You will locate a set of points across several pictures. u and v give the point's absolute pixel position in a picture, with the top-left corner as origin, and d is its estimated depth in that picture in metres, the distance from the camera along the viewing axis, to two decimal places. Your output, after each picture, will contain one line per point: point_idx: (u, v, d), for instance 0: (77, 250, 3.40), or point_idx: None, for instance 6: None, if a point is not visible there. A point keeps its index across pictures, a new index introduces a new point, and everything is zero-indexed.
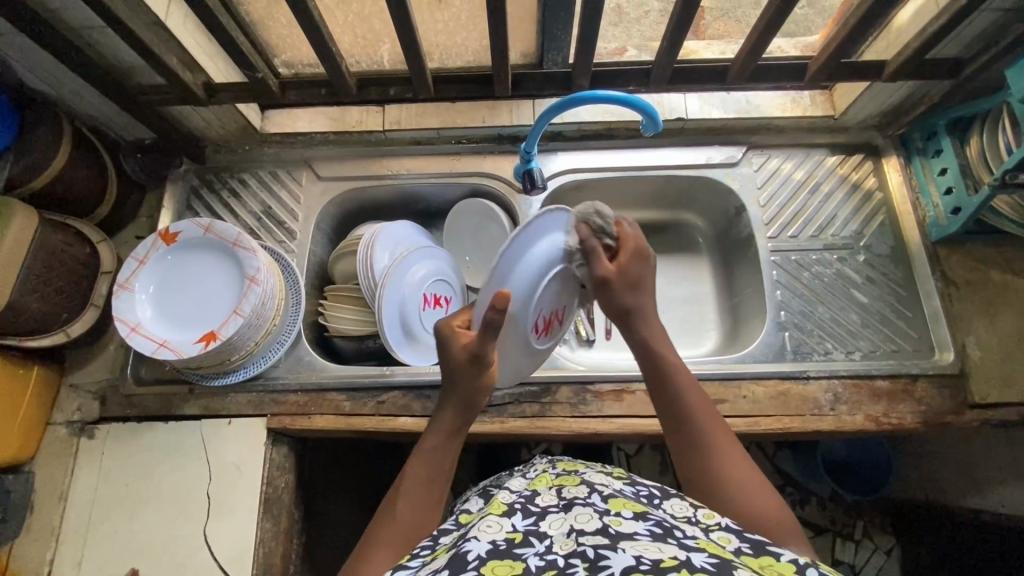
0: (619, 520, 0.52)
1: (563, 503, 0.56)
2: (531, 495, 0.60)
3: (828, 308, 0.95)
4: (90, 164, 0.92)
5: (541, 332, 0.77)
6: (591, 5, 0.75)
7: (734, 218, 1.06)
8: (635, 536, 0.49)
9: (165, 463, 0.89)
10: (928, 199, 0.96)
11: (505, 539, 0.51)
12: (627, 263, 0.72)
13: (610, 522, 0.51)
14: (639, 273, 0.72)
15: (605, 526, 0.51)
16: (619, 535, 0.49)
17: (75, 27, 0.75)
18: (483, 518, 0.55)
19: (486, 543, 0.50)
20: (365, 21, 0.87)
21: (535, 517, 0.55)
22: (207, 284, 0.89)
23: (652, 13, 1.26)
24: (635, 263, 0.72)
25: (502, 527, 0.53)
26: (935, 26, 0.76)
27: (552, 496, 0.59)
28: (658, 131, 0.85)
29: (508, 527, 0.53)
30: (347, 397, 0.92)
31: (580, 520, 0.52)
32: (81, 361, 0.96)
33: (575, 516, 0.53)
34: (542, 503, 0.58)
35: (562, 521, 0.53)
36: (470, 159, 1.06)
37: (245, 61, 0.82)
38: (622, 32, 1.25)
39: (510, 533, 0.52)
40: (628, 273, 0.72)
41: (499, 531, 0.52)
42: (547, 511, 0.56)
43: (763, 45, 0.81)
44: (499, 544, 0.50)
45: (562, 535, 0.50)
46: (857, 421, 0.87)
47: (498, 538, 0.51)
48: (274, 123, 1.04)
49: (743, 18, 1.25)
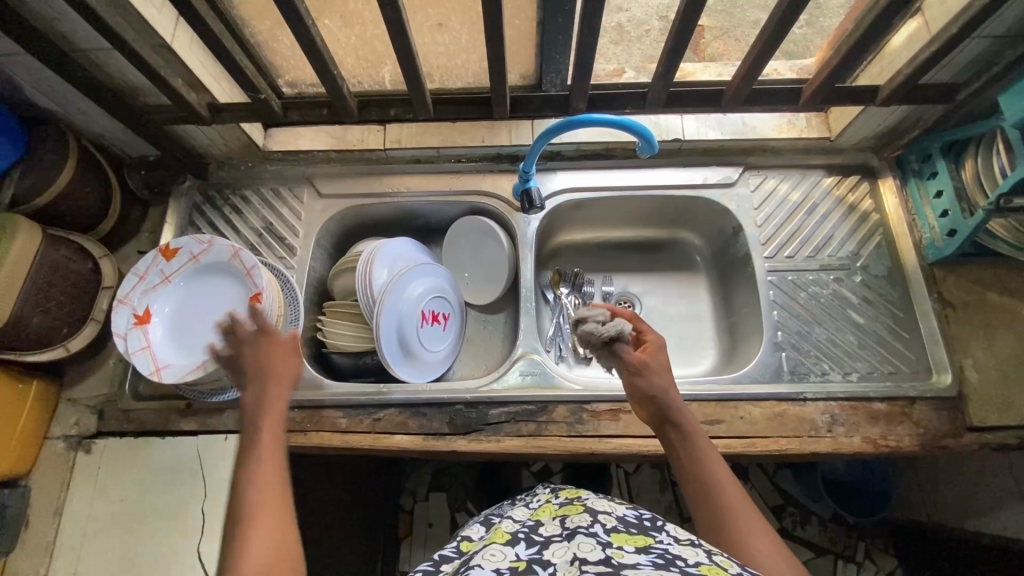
0: (621, 552, 0.51)
1: (567, 532, 0.56)
2: (534, 524, 0.60)
3: (825, 328, 0.95)
4: (95, 182, 0.93)
5: (433, 324, 1.02)
6: (588, 32, 0.76)
7: (732, 238, 1.06)
8: (638, 565, 0.49)
9: (161, 478, 0.89)
10: (923, 221, 0.97)
11: (508, 567, 0.52)
12: (654, 352, 0.76)
13: (613, 553, 0.51)
14: (666, 362, 0.75)
15: (607, 557, 0.50)
16: (621, 565, 0.49)
17: (82, 49, 0.77)
18: (488, 548, 0.56)
19: (490, 570, 0.51)
20: (367, 44, 0.89)
21: (538, 546, 0.55)
22: (210, 304, 0.90)
23: (653, 32, 1.28)
24: (661, 353, 0.76)
25: (506, 556, 0.53)
26: (925, 55, 0.77)
27: (555, 525, 0.59)
28: (654, 153, 0.86)
29: (511, 556, 0.54)
30: (344, 414, 0.92)
31: (583, 549, 0.52)
32: (80, 375, 0.97)
33: (578, 545, 0.53)
34: (545, 532, 0.58)
35: (565, 550, 0.53)
36: (469, 178, 1.07)
37: (248, 82, 0.84)
38: (623, 51, 1.28)
39: (513, 562, 0.52)
40: (654, 359, 0.75)
41: (503, 559, 0.53)
42: (550, 540, 0.56)
43: (758, 70, 0.82)
44: (503, 572, 0.51)
45: (566, 563, 0.51)
46: (855, 444, 0.86)
47: (502, 565, 0.52)
48: (277, 141, 1.06)
49: (742, 38, 1.27)
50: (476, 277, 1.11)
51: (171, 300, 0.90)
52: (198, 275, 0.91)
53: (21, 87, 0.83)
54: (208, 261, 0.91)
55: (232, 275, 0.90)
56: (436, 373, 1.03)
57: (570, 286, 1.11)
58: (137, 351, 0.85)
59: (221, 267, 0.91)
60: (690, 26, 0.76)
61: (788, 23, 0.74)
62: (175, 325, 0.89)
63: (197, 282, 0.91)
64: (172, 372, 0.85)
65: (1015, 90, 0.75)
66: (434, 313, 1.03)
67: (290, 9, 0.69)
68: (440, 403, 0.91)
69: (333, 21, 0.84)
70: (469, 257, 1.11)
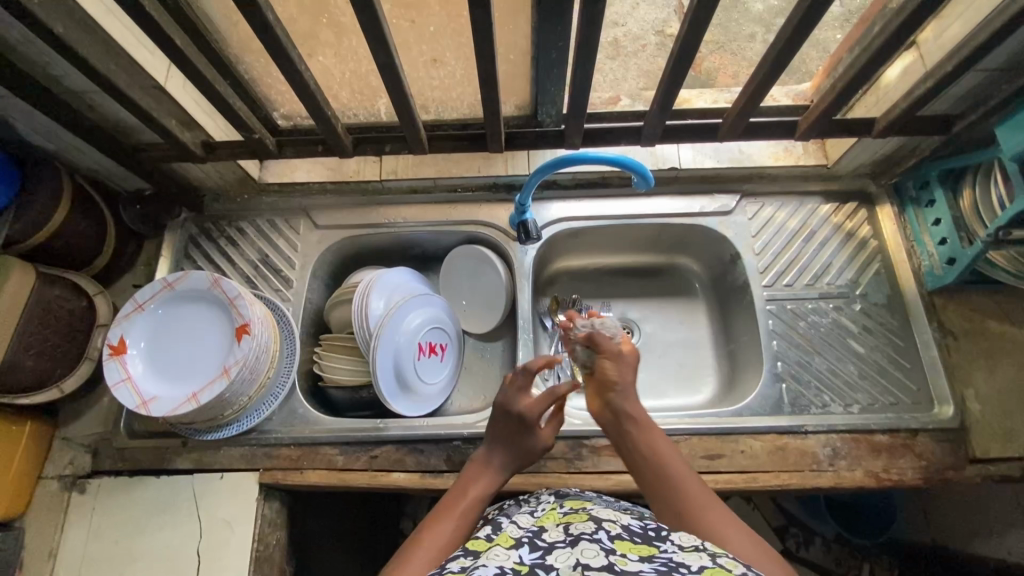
0: (624, 560, 0.52)
1: (570, 539, 0.57)
2: (537, 531, 0.61)
3: (825, 358, 0.94)
4: (89, 218, 0.93)
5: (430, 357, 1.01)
6: (583, 71, 0.77)
7: (730, 265, 1.06)
8: (641, 572, 0.50)
9: (157, 518, 0.88)
10: (922, 248, 0.96)
11: (511, 568, 0.53)
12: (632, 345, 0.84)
13: (616, 561, 0.52)
14: (631, 379, 0.79)
15: (610, 564, 0.51)
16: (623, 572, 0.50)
17: (76, 92, 0.77)
18: (490, 551, 0.57)
19: (493, 569, 0.53)
20: (362, 78, 0.88)
21: (541, 551, 0.56)
22: (198, 337, 0.88)
23: (649, 47, 1.31)
24: (625, 373, 0.80)
25: (509, 557, 0.55)
26: (922, 89, 0.76)
27: (558, 533, 0.60)
28: (651, 187, 0.87)
29: (514, 558, 0.55)
30: (340, 451, 0.91)
31: (586, 555, 0.53)
32: (75, 414, 0.96)
33: (581, 551, 0.54)
34: (548, 538, 0.59)
35: (567, 556, 0.54)
36: (466, 208, 1.07)
37: (242, 122, 0.83)
38: (620, 65, 1.30)
39: (516, 564, 0.54)
40: (615, 358, 0.81)
41: (506, 560, 0.54)
42: (553, 545, 0.57)
43: (754, 106, 0.82)
44: (506, 571, 0.52)
45: (568, 567, 0.51)
46: (857, 477, 0.86)
47: (505, 565, 0.53)
48: (273, 173, 1.06)
49: (738, 54, 1.28)
50: (479, 305, 1.09)
51: (153, 329, 0.89)
52: (174, 303, 0.90)
53: (14, 128, 0.83)
54: (199, 289, 0.89)
55: (220, 307, 0.89)
56: (434, 404, 1.01)
57: (569, 313, 1.10)
58: (118, 383, 0.83)
59: (203, 296, 0.90)
60: (684, 65, 0.75)
61: (782, 63, 0.74)
62: (158, 358, 0.87)
63: (185, 313, 0.90)
64: (158, 405, 0.83)
65: (1013, 122, 0.74)
66: (429, 346, 1.01)
67: (282, 55, 0.68)
68: (438, 440, 0.90)
69: (326, 57, 0.84)
70: (467, 285, 1.10)
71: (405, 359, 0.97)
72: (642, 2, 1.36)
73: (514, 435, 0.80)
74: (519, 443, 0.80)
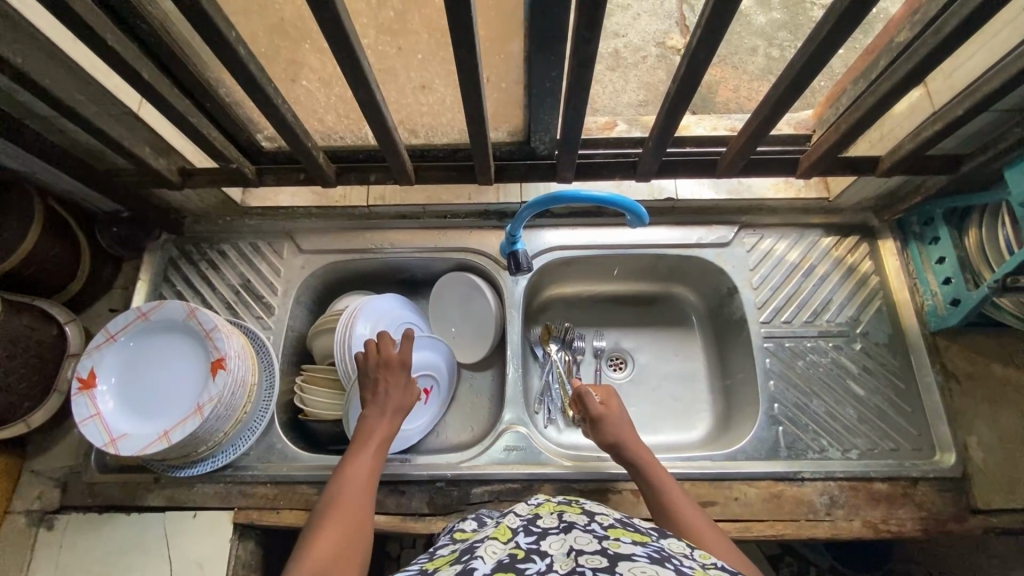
0: (617, 543, 0.50)
1: (563, 525, 0.54)
2: (532, 518, 0.58)
3: (823, 401, 0.91)
4: (62, 242, 0.89)
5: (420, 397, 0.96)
6: (576, 107, 0.73)
7: (727, 298, 1.02)
8: (633, 557, 0.47)
9: (125, 558, 0.84)
10: (925, 286, 0.93)
11: (508, 556, 0.49)
12: (614, 399, 0.86)
13: (609, 545, 0.50)
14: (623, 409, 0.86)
15: (603, 548, 0.49)
16: (617, 556, 0.47)
17: (46, 118, 0.73)
18: (486, 543, 0.52)
19: (491, 561, 0.48)
20: (348, 103, 0.83)
21: (536, 536, 0.53)
22: (172, 370, 0.85)
23: (650, 59, 1.28)
24: (621, 414, 0.85)
25: (504, 545, 0.51)
26: (931, 130, 0.73)
27: (552, 519, 0.56)
28: (645, 225, 0.84)
29: (511, 545, 0.51)
30: (318, 491, 0.87)
31: (579, 542, 0.50)
32: (45, 445, 0.92)
33: (574, 537, 0.51)
34: (543, 524, 0.55)
35: (562, 542, 0.51)
36: (457, 234, 1.03)
37: (220, 151, 0.80)
38: (619, 76, 1.27)
39: (513, 550, 0.50)
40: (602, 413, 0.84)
41: (502, 549, 0.50)
42: (547, 531, 0.54)
43: (755, 143, 0.78)
44: (502, 559, 0.48)
45: (563, 553, 0.48)
46: (854, 528, 0.83)
47: (502, 553, 0.49)
48: (256, 197, 1.02)
49: (739, 68, 1.25)
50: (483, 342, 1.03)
51: (124, 361, 0.85)
52: (148, 334, 0.87)
53: None
54: (174, 319, 0.86)
55: (196, 339, 0.86)
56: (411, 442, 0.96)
57: (560, 343, 1.06)
58: (86, 420, 0.80)
59: (177, 326, 0.86)
60: (683, 102, 0.72)
61: (788, 101, 0.70)
62: (130, 392, 0.84)
63: (160, 344, 0.87)
64: (128, 443, 0.79)
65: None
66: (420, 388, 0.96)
67: (258, 90, 0.65)
68: (420, 481, 0.88)
69: (310, 81, 0.79)
70: (457, 312, 1.06)
71: None
72: (643, 14, 1.34)
73: (386, 382, 0.84)
74: (387, 393, 0.83)
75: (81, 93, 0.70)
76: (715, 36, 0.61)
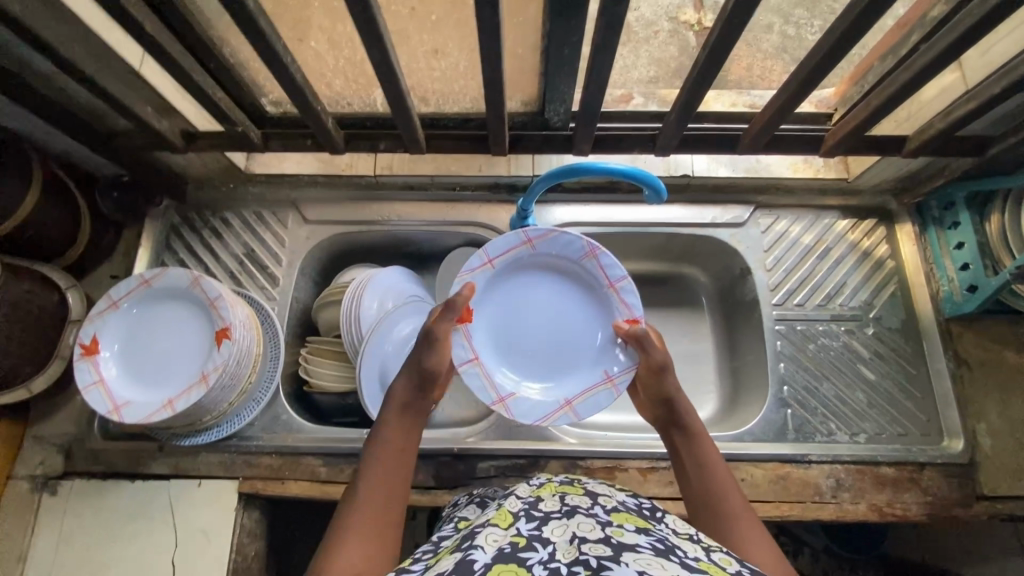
0: (621, 531, 0.49)
1: (566, 510, 0.53)
2: (533, 500, 0.55)
3: (833, 384, 0.91)
4: (62, 205, 0.87)
5: None
6: (597, 77, 0.70)
7: (739, 279, 1.01)
8: (637, 547, 0.46)
9: (129, 524, 0.84)
10: (942, 272, 0.92)
11: (509, 543, 0.48)
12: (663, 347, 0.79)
13: (612, 533, 0.49)
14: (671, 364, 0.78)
15: (607, 537, 0.48)
16: (621, 546, 0.46)
17: (44, 73, 0.70)
18: (486, 529, 0.51)
19: (491, 549, 0.47)
20: (356, 66, 0.79)
21: (538, 522, 0.51)
22: (176, 340, 0.84)
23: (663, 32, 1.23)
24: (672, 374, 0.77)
25: (506, 532, 0.49)
26: (964, 110, 0.71)
27: (554, 502, 0.55)
28: (662, 202, 0.82)
29: (512, 532, 0.49)
30: (323, 462, 0.87)
31: (582, 528, 0.49)
32: (47, 411, 0.91)
33: (577, 524, 0.50)
34: (545, 508, 0.54)
35: (564, 528, 0.49)
36: (466, 207, 1.01)
37: (224, 114, 0.77)
38: (632, 50, 1.23)
39: (514, 538, 0.48)
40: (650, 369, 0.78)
41: (501, 535, 0.49)
42: (549, 516, 0.52)
43: (778, 120, 0.76)
44: (504, 548, 0.47)
45: (565, 541, 0.47)
46: (860, 511, 0.83)
47: (503, 541, 0.48)
48: (260, 163, 1.00)
49: (754, 43, 1.21)
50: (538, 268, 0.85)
51: (125, 327, 0.84)
52: (150, 301, 0.85)
53: None
54: (174, 285, 0.84)
55: (200, 308, 0.84)
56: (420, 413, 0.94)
57: None
58: (89, 386, 0.79)
59: (180, 294, 0.84)
60: (708, 77, 0.69)
61: (817, 77, 0.67)
62: (133, 360, 0.82)
63: (163, 313, 0.85)
64: (132, 411, 0.78)
65: None
66: None
67: (267, 49, 0.62)
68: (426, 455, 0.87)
69: (319, 43, 0.75)
70: None
71: (382, 357, 0.90)
72: None
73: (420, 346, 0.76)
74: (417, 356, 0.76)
75: (79, 46, 0.66)
76: (750, 3, 0.57)
